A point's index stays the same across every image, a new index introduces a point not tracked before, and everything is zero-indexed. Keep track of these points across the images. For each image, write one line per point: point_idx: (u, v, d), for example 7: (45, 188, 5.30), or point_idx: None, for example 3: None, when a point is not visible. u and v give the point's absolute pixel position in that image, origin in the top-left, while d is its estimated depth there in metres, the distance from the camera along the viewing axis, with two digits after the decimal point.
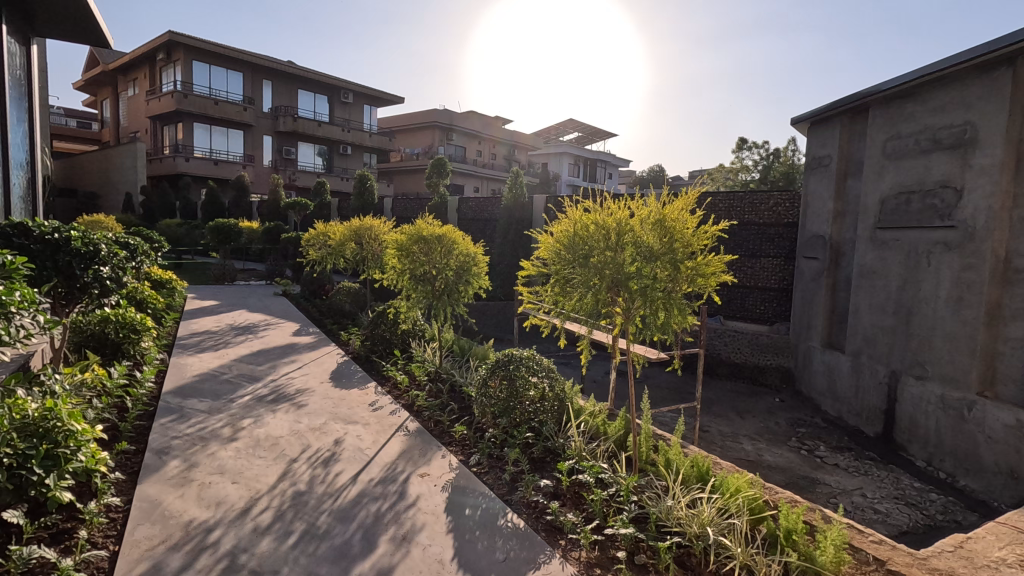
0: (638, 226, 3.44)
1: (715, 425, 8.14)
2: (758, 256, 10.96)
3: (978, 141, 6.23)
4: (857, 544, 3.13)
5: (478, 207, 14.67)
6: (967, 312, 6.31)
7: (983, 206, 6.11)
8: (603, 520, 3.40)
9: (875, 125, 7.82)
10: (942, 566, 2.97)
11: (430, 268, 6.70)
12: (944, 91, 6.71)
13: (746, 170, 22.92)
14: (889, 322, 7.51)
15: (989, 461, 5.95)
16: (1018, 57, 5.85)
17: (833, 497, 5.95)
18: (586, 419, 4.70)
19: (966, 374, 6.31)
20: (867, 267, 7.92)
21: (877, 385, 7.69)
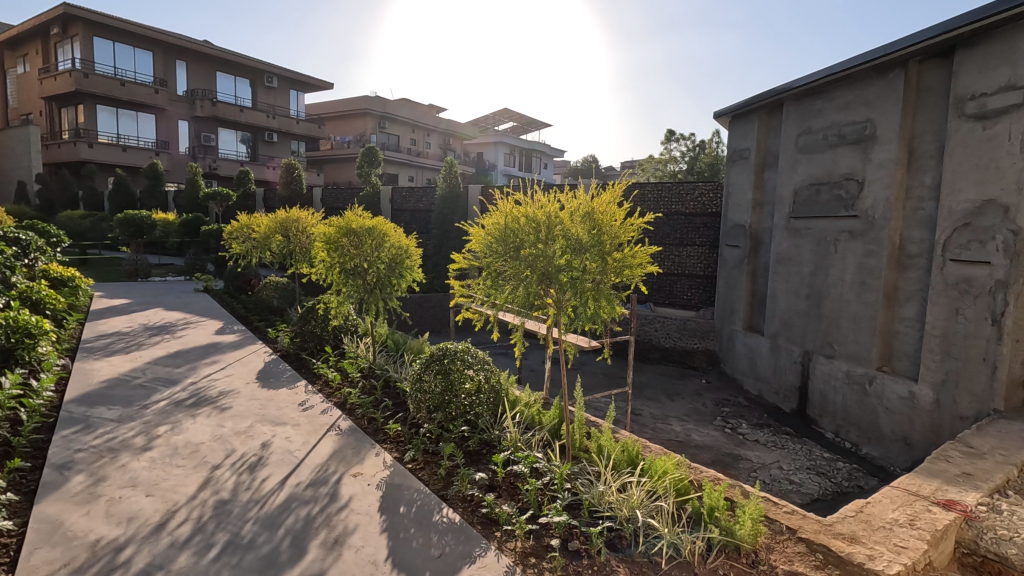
0: (567, 218, 3.49)
1: (647, 408, 8.47)
2: (685, 245, 11.47)
3: (877, 137, 6.76)
4: (773, 515, 3.37)
5: (412, 197, 14.40)
6: (869, 295, 6.86)
7: (882, 197, 6.65)
8: (537, 509, 3.45)
9: (789, 120, 8.31)
10: (844, 530, 3.24)
11: (360, 262, 6.51)
12: (848, 89, 7.21)
13: (675, 160, 23.83)
14: (802, 305, 8.05)
15: (887, 430, 6.54)
16: (910, 60, 6.38)
17: (753, 471, 6.34)
18: (521, 410, 4.76)
19: (868, 352, 6.87)
20: (783, 255, 8.44)
21: (792, 364, 8.24)
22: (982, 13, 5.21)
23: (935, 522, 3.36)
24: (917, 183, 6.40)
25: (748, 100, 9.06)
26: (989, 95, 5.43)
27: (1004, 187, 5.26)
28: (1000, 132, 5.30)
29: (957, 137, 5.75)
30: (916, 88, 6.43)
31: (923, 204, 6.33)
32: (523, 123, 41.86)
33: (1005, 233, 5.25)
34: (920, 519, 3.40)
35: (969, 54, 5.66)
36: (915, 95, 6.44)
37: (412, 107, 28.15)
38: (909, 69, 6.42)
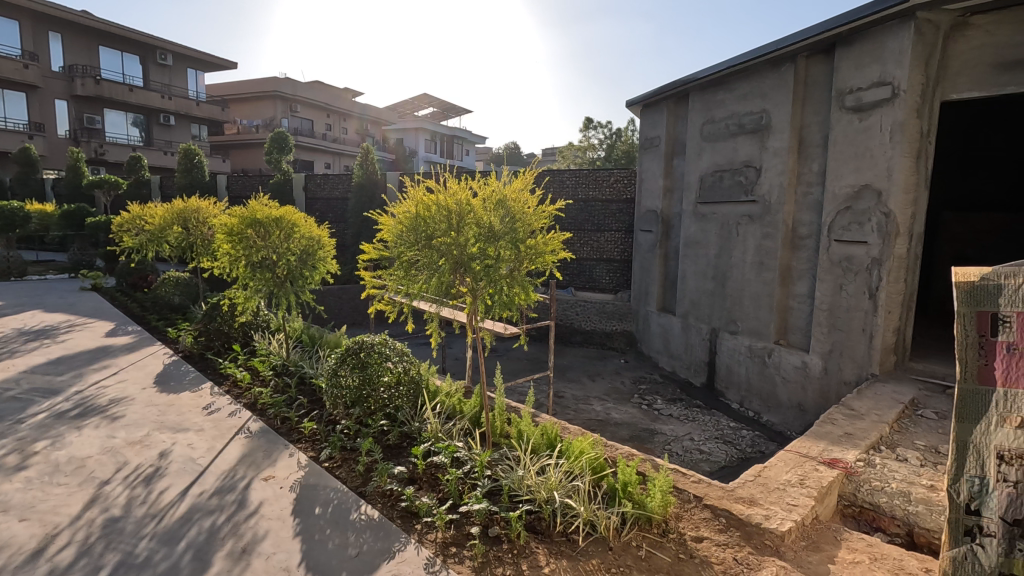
0: (480, 206, 3.45)
1: (570, 389, 8.71)
2: (603, 230, 11.88)
3: (772, 127, 7.25)
4: (681, 486, 3.59)
5: (327, 184, 13.80)
6: (767, 274, 7.38)
7: (777, 183, 7.16)
8: (458, 498, 3.45)
9: (694, 110, 8.73)
10: (745, 494, 3.49)
11: (268, 254, 6.14)
12: (746, 81, 7.67)
13: (593, 148, 24.53)
14: (709, 285, 8.55)
15: (784, 398, 7.12)
16: (798, 55, 6.88)
17: (668, 444, 6.69)
18: (442, 400, 4.72)
19: (767, 326, 7.42)
20: (691, 239, 8.90)
21: (701, 341, 8.76)
22: (858, 13, 5.69)
23: (821, 480, 3.70)
24: (806, 170, 6.94)
25: (658, 90, 9.41)
26: (864, 89, 5.96)
27: (877, 173, 5.82)
28: (874, 123, 5.84)
29: (839, 128, 6.27)
30: (804, 81, 6.93)
31: (811, 189, 6.88)
32: (443, 109, 41.34)
33: (878, 215, 5.82)
34: (809, 478, 3.74)
35: (848, 50, 6.17)
36: (803, 87, 6.95)
37: (325, 90, 26.92)
38: (798, 63, 6.91)
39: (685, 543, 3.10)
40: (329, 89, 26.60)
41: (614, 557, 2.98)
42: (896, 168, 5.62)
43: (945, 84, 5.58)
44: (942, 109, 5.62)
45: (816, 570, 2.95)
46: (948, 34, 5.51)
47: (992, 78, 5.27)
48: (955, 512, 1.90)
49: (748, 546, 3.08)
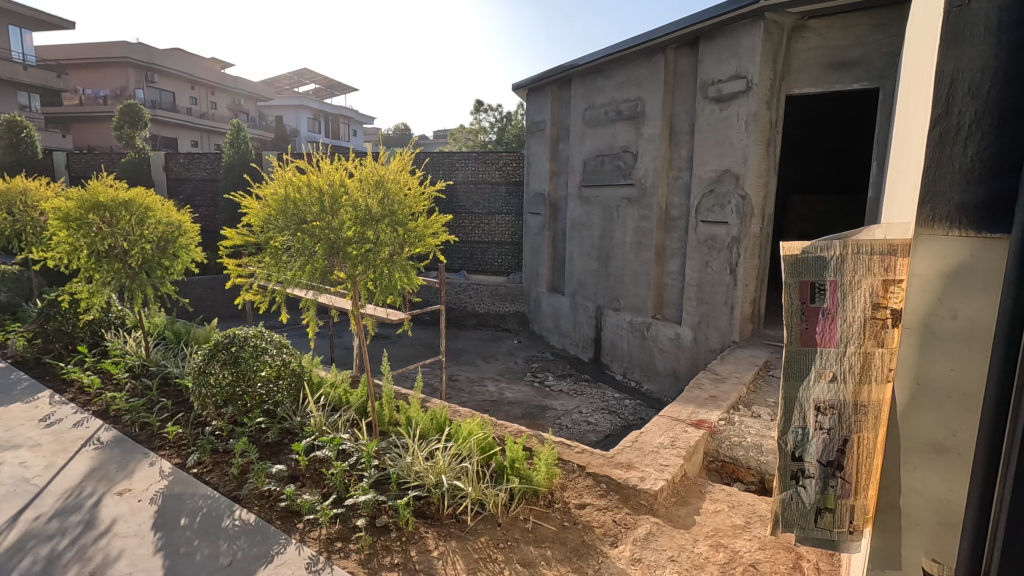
0: (356, 187, 3.32)
1: (464, 372, 8.78)
2: (493, 213, 12.19)
3: (646, 114, 7.70)
4: (566, 457, 3.75)
5: (190, 164, 12.52)
6: (644, 253, 7.89)
7: (651, 167, 7.63)
8: (343, 492, 3.32)
9: (577, 95, 9.02)
10: (623, 460, 3.72)
11: (115, 242, 5.44)
12: (622, 70, 8.06)
13: (484, 131, 24.95)
14: (593, 265, 8.97)
15: (661, 367, 7.71)
16: (668, 47, 7.34)
17: (558, 419, 6.97)
18: (326, 392, 4.51)
19: (646, 302, 7.96)
20: (576, 221, 9.27)
21: (588, 319, 9.20)
22: (718, 11, 6.18)
23: (689, 440, 4.06)
24: (676, 155, 7.45)
25: (541, 75, 9.60)
26: (723, 81, 6.49)
27: (735, 159, 6.41)
28: (732, 113, 6.40)
29: (703, 117, 6.80)
30: (673, 72, 7.42)
31: (681, 174, 7.41)
32: (328, 87, 39.34)
33: (737, 198, 6.42)
34: (679, 439, 4.07)
35: (709, 44, 6.67)
36: (672, 78, 7.43)
37: (189, 60, 24.40)
38: (667, 54, 7.36)
39: (570, 511, 3.29)
40: (195, 58, 24.16)
41: (502, 533, 3.07)
42: (750, 155, 6.22)
43: (789, 79, 6.20)
44: (787, 102, 6.26)
45: (684, 521, 3.25)
46: (791, 34, 6.11)
47: (826, 75, 5.94)
48: (780, 461, 1.71)
49: (626, 507, 3.32)
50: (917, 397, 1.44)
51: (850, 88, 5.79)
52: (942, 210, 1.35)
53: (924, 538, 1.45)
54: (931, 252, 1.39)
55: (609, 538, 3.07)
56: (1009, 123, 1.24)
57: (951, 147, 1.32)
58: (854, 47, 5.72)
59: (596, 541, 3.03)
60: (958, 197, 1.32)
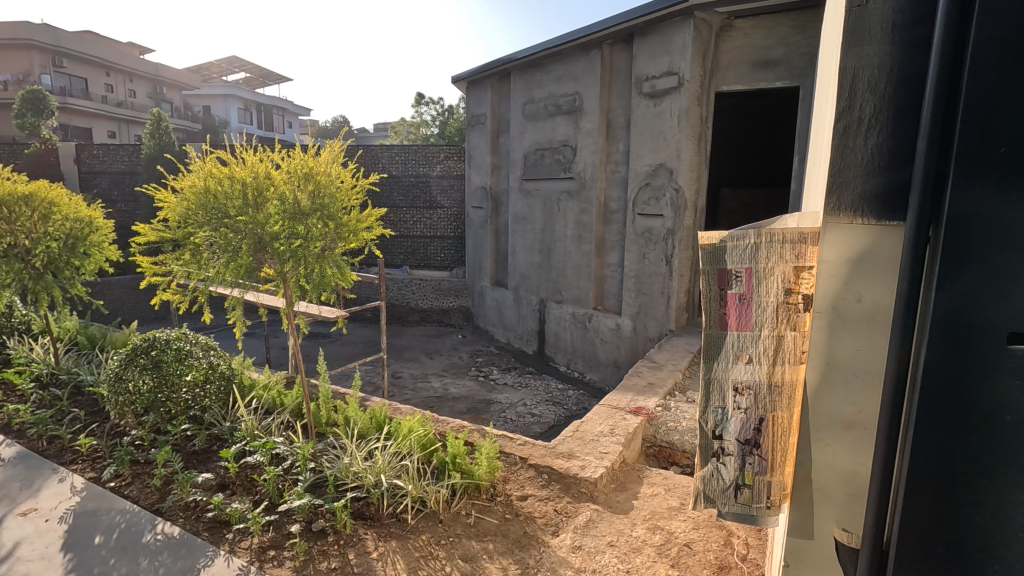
0: (282, 180, 3.18)
1: (407, 369, 8.67)
2: (435, 207, 12.15)
3: (583, 108, 7.81)
4: (508, 450, 3.76)
5: (106, 155, 11.64)
6: (585, 246, 8.02)
7: (590, 161, 7.75)
8: (276, 498, 3.19)
9: (516, 89, 9.04)
10: (565, 449, 3.77)
11: (15, 240, 4.99)
12: (560, 64, 8.14)
13: (425, 124, 24.85)
14: (536, 258, 9.04)
15: (603, 357, 7.88)
16: (603, 42, 7.47)
17: (502, 412, 7.00)
18: (258, 395, 4.33)
19: (587, 294, 8.10)
20: (519, 214, 9.31)
21: (531, 312, 9.27)
22: (650, 8, 6.34)
23: (628, 427, 4.16)
24: (613, 149, 7.60)
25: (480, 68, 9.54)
26: (657, 77, 6.67)
27: (669, 153, 6.60)
28: (665, 109, 6.60)
29: (638, 112, 6.97)
30: (609, 67, 7.55)
31: (618, 168, 7.56)
32: (259, 76, 37.71)
33: (671, 191, 6.62)
34: (618, 426, 4.17)
35: (643, 41, 6.84)
36: (609, 73, 7.56)
37: (104, 44, 22.76)
38: (603, 50, 7.49)
39: (512, 503, 3.31)
40: (110, 43, 22.57)
41: (443, 529, 3.04)
42: (683, 150, 6.43)
43: (718, 76, 6.44)
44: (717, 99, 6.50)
45: (623, 506, 3.34)
46: (719, 33, 6.35)
47: (752, 73, 6.20)
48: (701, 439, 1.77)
49: (567, 496, 3.37)
50: (828, 376, 1.52)
51: (774, 86, 6.08)
52: (847, 199, 1.43)
53: (836, 509, 1.55)
54: (838, 239, 1.46)
55: (551, 527, 3.10)
56: (902, 118, 1.31)
57: (854, 139, 1.39)
58: (776, 47, 6.00)
59: (538, 532, 3.06)
60: (860, 186, 1.39)
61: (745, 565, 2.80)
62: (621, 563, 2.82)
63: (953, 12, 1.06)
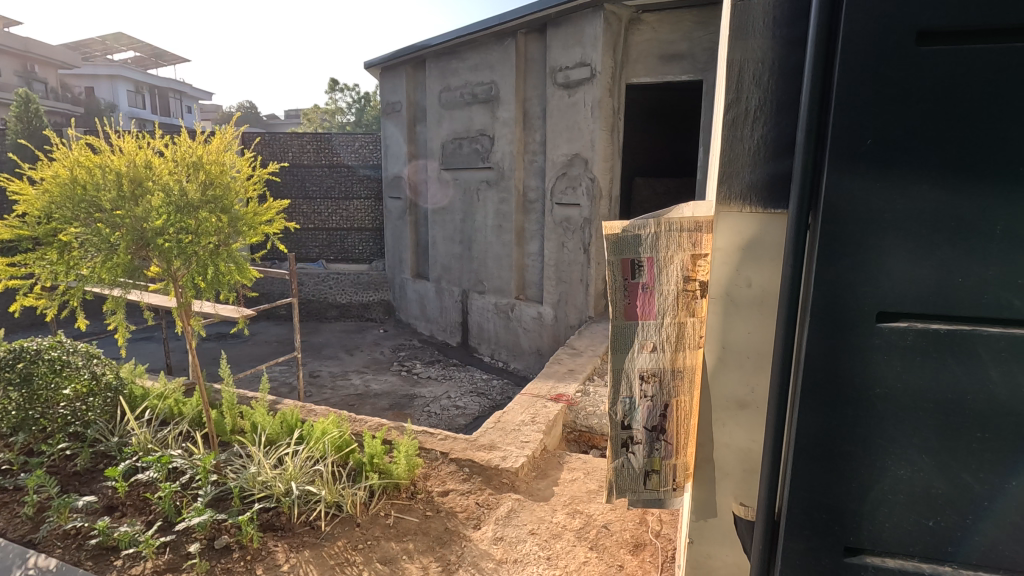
0: (166, 171, 2.90)
1: (326, 367, 8.34)
2: (351, 198, 11.76)
3: (500, 98, 7.78)
4: (429, 445, 3.69)
5: None
6: (505, 236, 8.02)
7: (507, 151, 7.75)
8: (174, 516, 2.94)
9: (432, 77, 8.86)
10: (486, 441, 3.75)
11: None
12: (475, 52, 8.06)
13: (342, 111, 24.07)
14: (457, 249, 8.94)
15: (526, 346, 7.96)
16: (518, 32, 7.45)
17: (427, 406, 6.90)
18: (152, 405, 3.98)
19: (509, 283, 8.13)
20: (438, 205, 9.17)
21: (454, 303, 9.19)
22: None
23: (548, 414, 4.21)
24: (530, 139, 7.63)
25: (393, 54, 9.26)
26: (570, 68, 6.76)
27: (584, 143, 6.73)
28: (579, 99, 6.71)
29: (553, 102, 7.04)
30: (524, 56, 7.55)
31: (535, 157, 7.61)
32: (152, 56, 34.67)
33: (587, 180, 6.75)
34: (539, 414, 4.21)
35: (556, 31, 6.88)
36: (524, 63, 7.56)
37: None
38: (518, 39, 7.48)
39: (432, 499, 3.24)
40: None
41: (361, 533, 2.93)
42: (597, 140, 6.56)
43: (628, 69, 6.60)
44: (627, 91, 6.66)
45: (544, 493, 3.38)
46: (628, 26, 6.51)
47: (659, 66, 6.41)
48: (611, 430, 1.79)
49: (488, 488, 3.36)
50: (724, 359, 1.58)
51: (679, 79, 6.31)
52: (736, 188, 1.46)
53: (734, 485, 1.63)
54: (730, 227, 1.51)
55: (473, 520, 3.08)
56: (785, 110, 1.38)
57: (742, 130, 1.43)
58: (681, 42, 6.24)
59: (459, 527, 3.03)
60: (749, 175, 1.45)
61: (659, 540, 2.92)
62: (541, 551, 2.85)
63: (825, 7, 1.12)
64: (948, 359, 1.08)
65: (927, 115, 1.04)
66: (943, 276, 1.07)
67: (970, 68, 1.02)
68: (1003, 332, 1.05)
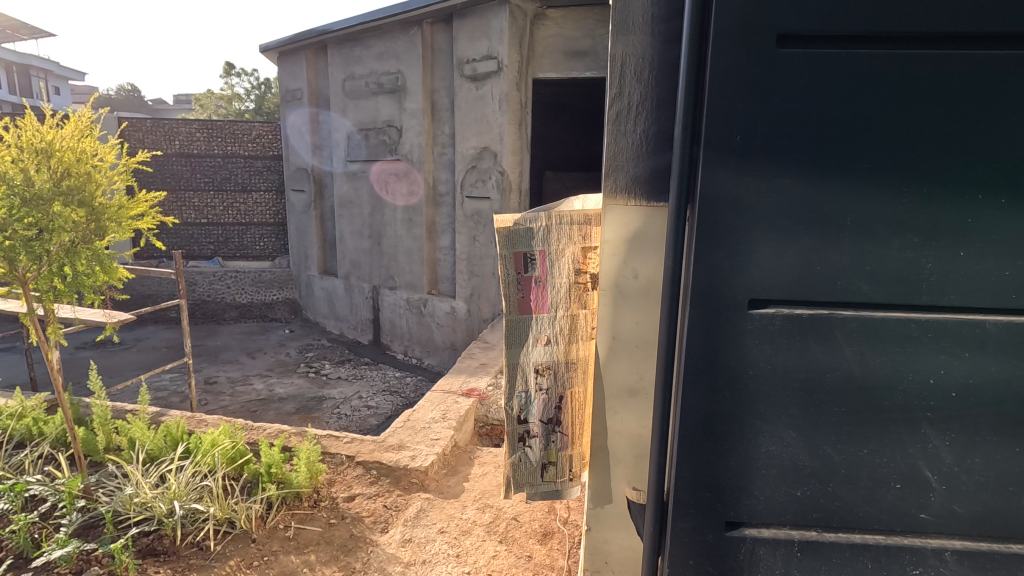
0: (7, 158, 2.55)
1: (223, 373, 7.77)
2: (249, 190, 11.03)
3: (406, 88, 7.57)
4: (333, 449, 3.53)
5: None
6: (415, 230, 7.85)
7: (416, 143, 7.57)
8: (31, 550, 2.59)
9: (334, 64, 8.46)
10: (395, 441, 3.63)
11: None
12: (380, 40, 7.79)
13: (238, 98, 22.51)
14: (366, 244, 8.64)
15: (440, 341, 7.85)
16: (423, 21, 7.27)
17: (336, 407, 6.62)
18: (5, 426, 3.49)
19: (420, 278, 7.97)
20: (344, 198, 8.80)
21: (365, 300, 8.88)
22: None
23: (460, 410, 4.17)
24: (439, 132, 7.50)
25: (291, 38, 8.75)
26: (477, 61, 6.71)
27: (492, 137, 6.72)
28: (487, 92, 6.68)
29: (461, 94, 6.97)
30: (431, 46, 7.39)
31: (445, 150, 7.48)
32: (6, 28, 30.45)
33: (496, 174, 6.75)
34: (450, 411, 4.15)
35: (462, 22, 6.81)
36: (430, 53, 7.41)
37: None
38: (423, 28, 7.31)
39: (337, 506, 3.11)
40: None
41: (257, 549, 2.74)
42: (505, 133, 6.58)
43: (534, 63, 6.64)
44: (533, 86, 6.71)
45: (454, 491, 3.34)
46: (533, 21, 6.56)
47: (564, 62, 6.48)
48: (508, 425, 1.79)
49: (397, 490, 3.28)
50: (614, 349, 1.61)
51: (583, 75, 6.36)
52: (621, 181, 1.49)
53: (627, 470, 1.68)
54: (617, 219, 1.53)
55: (380, 524, 2.99)
56: (664, 106, 1.42)
57: (625, 125, 1.46)
58: (584, 39, 6.31)
59: (366, 532, 2.93)
60: (633, 169, 1.47)
61: (566, 528, 2.98)
62: (451, 549, 2.81)
63: (697, 6, 1.15)
64: (809, 341, 1.16)
65: (789, 113, 1.10)
66: (804, 263, 1.14)
67: (824, 70, 1.09)
68: (854, 314, 1.15)
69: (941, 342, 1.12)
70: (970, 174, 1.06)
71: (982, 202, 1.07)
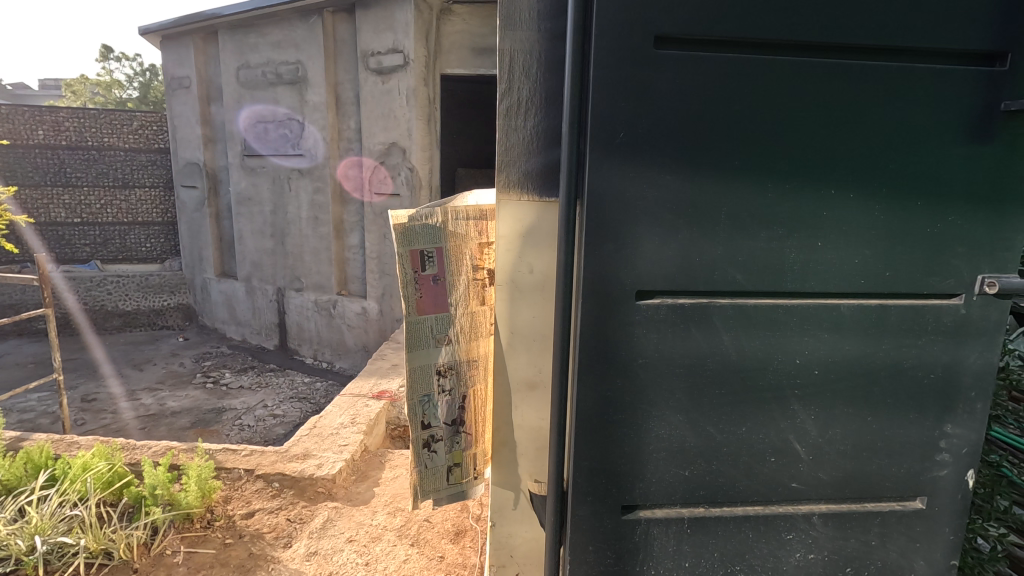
0: None
1: (105, 388, 7.03)
2: (131, 186, 10.05)
3: (308, 79, 7.21)
4: (230, 464, 3.26)
5: None
6: (322, 228, 7.51)
7: (320, 138, 7.24)
8: None
9: (226, 51, 7.90)
10: (301, 450, 3.44)
11: None
12: (277, 27, 7.35)
13: (118, 85, 20.40)
14: (268, 243, 8.15)
15: (352, 343, 7.56)
16: (324, 9, 6.95)
17: (238, 419, 6.20)
18: None
19: (329, 278, 7.64)
20: (242, 195, 8.24)
21: (268, 303, 8.39)
22: None
23: (370, 414, 4.04)
24: (345, 126, 7.21)
25: (176, 20, 8.03)
26: (383, 54, 6.52)
27: (400, 132, 6.56)
28: (394, 86, 6.50)
29: (367, 88, 6.74)
30: (333, 37, 7.08)
31: (351, 145, 7.20)
32: None
33: (405, 170, 6.61)
34: (359, 415, 4.00)
35: (365, 13, 6.58)
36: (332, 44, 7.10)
37: None
38: (324, 18, 6.98)
39: (234, 525, 2.91)
40: None
41: None
42: (413, 128, 6.45)
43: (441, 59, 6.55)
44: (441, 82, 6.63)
45: (364, 497, 3.23)
46: (439, 15, 6.46)
47: (472, 59, 6.45)
48: (411, 431, 1.73)
49: (301, 501, 3.12)
50: (513, 343, 1.61)
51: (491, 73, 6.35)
52: (514, 175, 1.49)
53: (530, 463, 1.69)
54: (513, 214, 1.52)
55: (282, 539, 2.83)
56: (553, 103, 1.44)
57: (516, 120, 1.46)
58: (491, 36, 6.29)
59: (267, 549, 2.76)
60: (525, 165, 1.48)
61: (478, 524, 2.98)
62: (359, 557, 2.72)
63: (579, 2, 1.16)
64: (691, 327, 1.22)
65: (666, 110, 1.15)
66: (685, 255, 1.20)
67: (697, 71, 1.14)
68: (730, 302, 1.22)
69: (805, 325, 1.22)
70: (823, 172, 1.16)
71: (835, 195, 1.17)
